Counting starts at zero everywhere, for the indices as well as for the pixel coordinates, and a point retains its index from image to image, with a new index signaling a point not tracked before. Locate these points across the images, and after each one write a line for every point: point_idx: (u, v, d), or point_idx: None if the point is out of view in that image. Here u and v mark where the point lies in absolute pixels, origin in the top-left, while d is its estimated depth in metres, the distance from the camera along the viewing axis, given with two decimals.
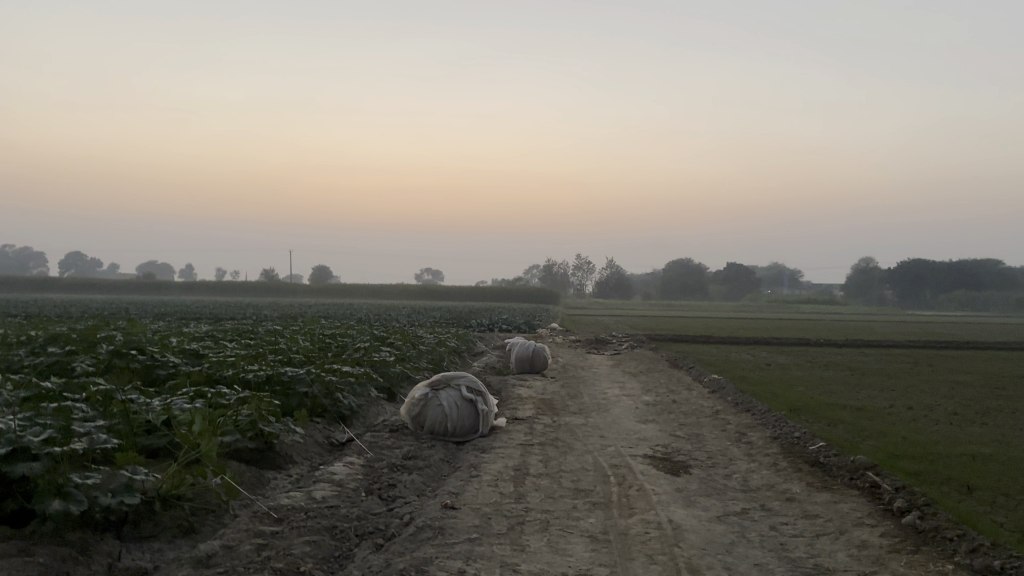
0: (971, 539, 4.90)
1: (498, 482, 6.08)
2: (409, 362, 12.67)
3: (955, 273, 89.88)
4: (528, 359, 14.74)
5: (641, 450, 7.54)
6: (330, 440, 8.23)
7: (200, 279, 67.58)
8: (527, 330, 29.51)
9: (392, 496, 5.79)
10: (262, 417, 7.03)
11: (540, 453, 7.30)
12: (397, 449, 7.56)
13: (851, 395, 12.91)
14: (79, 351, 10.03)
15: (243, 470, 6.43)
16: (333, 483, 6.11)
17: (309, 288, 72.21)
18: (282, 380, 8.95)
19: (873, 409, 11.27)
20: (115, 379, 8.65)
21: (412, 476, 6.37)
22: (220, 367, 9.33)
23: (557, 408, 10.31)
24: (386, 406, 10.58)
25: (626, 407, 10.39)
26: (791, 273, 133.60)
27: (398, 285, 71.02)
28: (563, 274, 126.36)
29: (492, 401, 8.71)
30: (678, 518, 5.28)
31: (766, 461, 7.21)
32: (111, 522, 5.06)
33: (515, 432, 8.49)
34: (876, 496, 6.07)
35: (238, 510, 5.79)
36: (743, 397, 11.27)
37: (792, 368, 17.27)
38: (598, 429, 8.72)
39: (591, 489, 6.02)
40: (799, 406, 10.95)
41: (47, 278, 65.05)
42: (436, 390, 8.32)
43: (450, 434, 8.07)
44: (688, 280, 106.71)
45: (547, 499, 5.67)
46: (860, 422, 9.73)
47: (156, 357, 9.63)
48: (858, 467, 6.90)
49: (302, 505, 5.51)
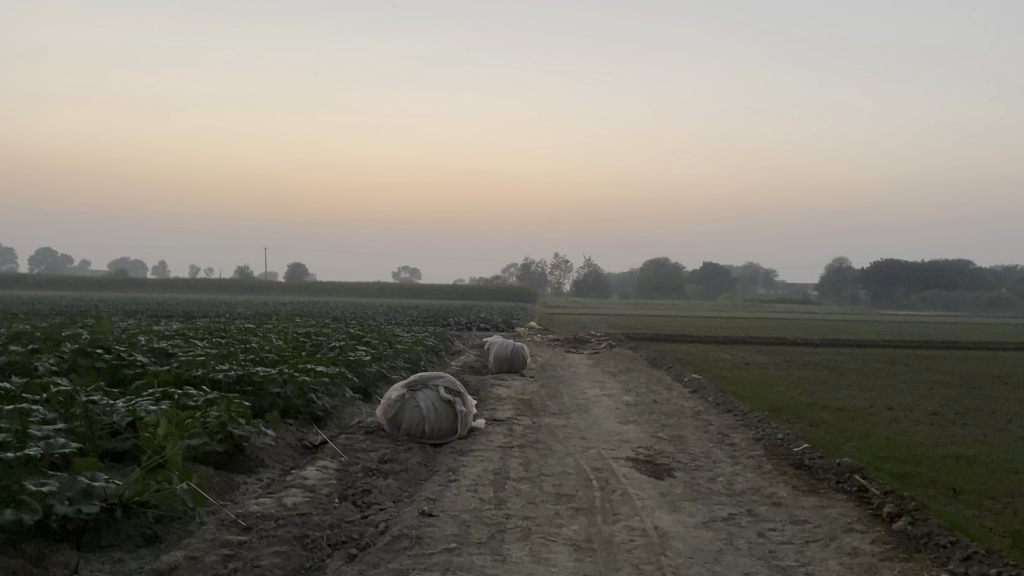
0: (963, 546, 4.79)
1: (477, 488, 5.86)
2: (386, 362, 12.39)
3: (928, 273, 90.95)
4: (506, 359, 14.53)
5: (623, 453, 7.36)
6: (302, 443, 7.98)
7: (172, 277, 67.01)
8: (505, 329, 29.31)
9: (366, 503, 5.55)
10: (232, 420, 6.77)
11: (520, 456, 7.10)
12: (372, 452, 7.32)
13: (831, 395, 12.85)
14: (42, 350, 9.65)
15: (212, 475, 6.19)
16: (305, 489, 5.87)
17: (286, 286, 71.43)
18: (254, 380, 8.67)
19: (854, 409, 11.20)
20: (79, 379, 8.31)
21: (387, 481, 6.14)
22: (190, 366, 9.03)
23: (536, 408, 10.12)
24: (362, 407, 10.31)
25: (606, 408, 10.23)
26: (766, 273, 134.72)
27: (374, 283, 70.60)
28: (540, 274, 126.33)
29: (471, 401, 8.49)
30: (663, 524, 5.11)
31: (750, 464, 7.06)
32: (69, 531, 4.78)
33: (494, 433, 8.28)
34: (864, 500, 5.93)
35: (204, 517, 5.53)
36: (724, 398, 11.15)
37: (772, 368, 17.23)
38: (579, 430, 8.54)
39: (574, 493, 5.84)
40: (781, 406, 10.84)
41: (19, 274, 63.95)
42: (413, 390, 8.09)
43: (426, 436, 7.85)
44: (665, 280, 107.01)
45: (528, 505, 5.46)
46: (843, 423, 9.63)
47: (123, 356, 9.30)
48: (844, 469, 6.78)
49: (272, 513, 5.25)
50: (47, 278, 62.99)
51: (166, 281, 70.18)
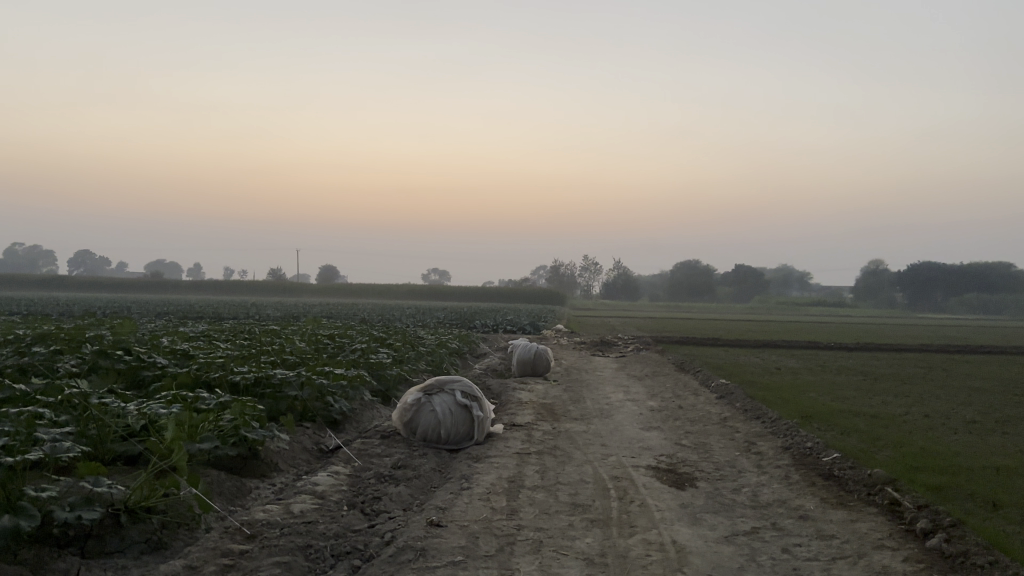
0: (1003, 567, 4.50)
1: (490, 496, 5.68)
2: (407, 365, 12.26)
3: (967, 276, 88.89)
4: (530, 362, 14.33)
5: (644, 461, 7.13)
6: (318, 446, 7.87)
7: (205, 278, 68.17)
8: (531, 332, 29.13)
9: (374, 511, 5.40)
10: (246, 423, 6.67)
11: (536, 463, 6.90)
12: (387, 457, 7.18)
13: (864, 401, 12.46)
14: (64, 352, 9.65)
15: (222, 480, 6.09)
16: (315, 495, 5.73)
17: (317, 288, 71.88)
18: (272, 383, 8.58)
19: (888, 416, 10.85)
20: (98, 380, 8.27)
21: (399, 488, 5.98)
22: (208, 368, 8.96)
23: (558, 413, 9.91)
24: (381, 410, 10.18)
25: (630, 413, 9.98)
26: (799, 276, 132.76)
27: (403, 286, 70.98)
28: (570, 276, 125.91)
29: (489, 406, 8.31)
30: (682, 538, 4.88)
31: (777, 474, 6.78)
32: (72, 537, 4.69)
33: (512, 439, 8.10)
34: (896, 515, 5.64)
35: (212, 523, 5.41)
36: (752, 404, 10.83)
37: (804, 373, 16.79)
38: (600, 436, 8.32)
39: (589, 503, 5.63)
40: (811, 413, 10.51)
41: (55, 276, 65.21)
42: (429, 395, 7.93)
43: (443, 441, 7.70)
44: (696, 282, 105.89)
45: (541, 515, 5.27)
46: (876, 431, 9.30)
47: (142, 357, 9.27)
48: (876, 481, 6.47)
49: (277, 520, 5.12)
50: (85, 279, 64.27)
51: (201, 282, 71.32)
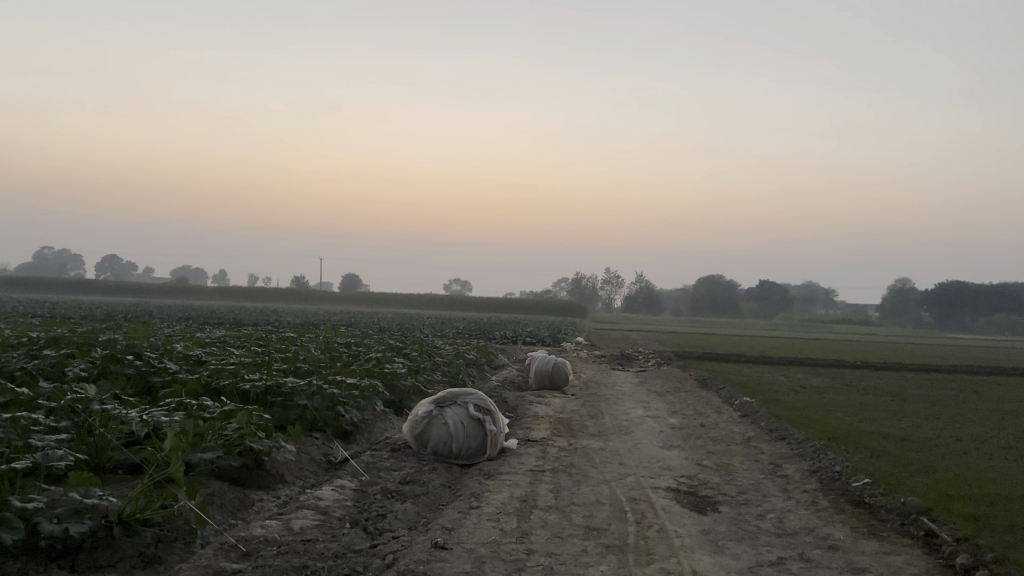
0: None
1: (500, 517, 5.39)
2: (422, 375, 12.00)
3: (996, 296, 87.42)
4: (548, 375, 14.03)
5: (664, 482, 6.79)
6: (327, 458, 7.62)
7: (225, 288, 68.64)
8: (551, 344, 28.74)
9: (378, 530, 5.14)
10: (251, 433, 6.44)
11: (551, 482, 6.61)
12: (397, 471, 6.91)
13: (893, 423, 12.01)
14: (76, 355, 9.50)
15: (224, 492, 5.87)
16: (317, 511, 5.47)
17: (337, 298, 71.99)
18: (283, 391, 8.38)
19: (919, 439, 10.44)
20: (105, 386, 8.09)
21: (406, 505, 5.72)
22: (218, 375, 8.76)
23: (574, 429, 9.59)
24: (393, 422, 9.93)
25: (649, 431, 9.65)
26: (823, 292, 131.49)
27: (424, 296, 71.06)
28: (591, 289, 125.56)
29: (503, 420, 8.01)
30: (703, 568, 4.56)
31: (804, 500, 6.42)
32: (61, 551, 4.46)
33: (527, 455, 7.82)
34: (933, 548, 5.27)
35: (209, 538, 5.17)
36: (777, 424, 10.46)
37: (829, 392, 16.32)
38: (618, 455, 8.00)
39: (605, 527, 5.33)
40: (839, 434, 10.10)
41: (78, 280, 65.92)
42: (441, 407, 7.68)
43: (454, 456, 7.43)
44: (719, 297, 104.93)
45: (553, 539, 4.98)
46: (908, 455, 8.89)
47: (153, 363, 9.09)
48: (911, 510, 6.10)
49: (275, 537, 4.87)
50: (112, 283, 65.32)
51: (223, 289, 71.71)
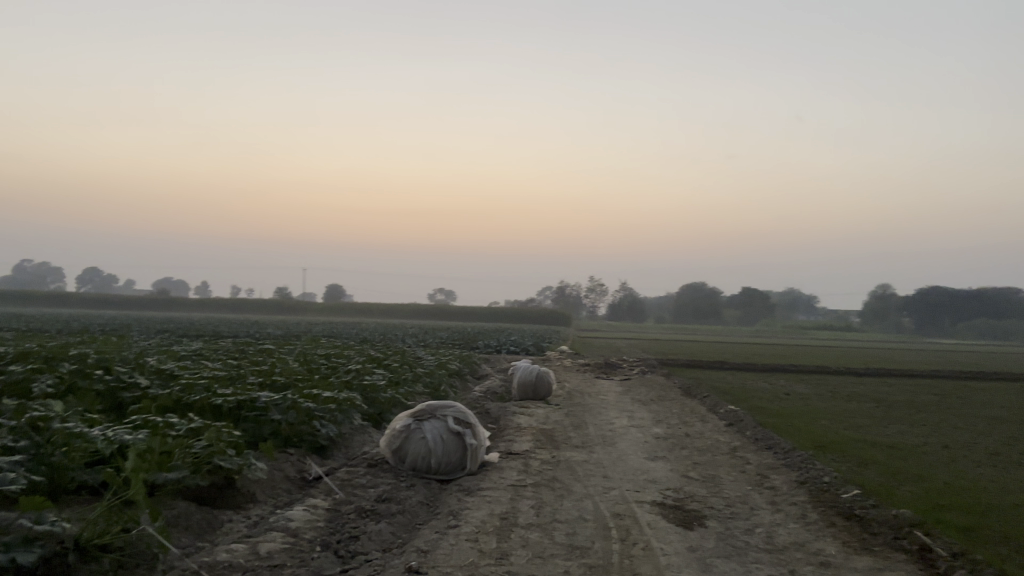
0: None
1: (479, 537, 5.17)
2: (402, 387, 11.76)
3: (976, 301, 88.23)
4: (531, 385, 13.81)
5: (649, 496, 6.59)
6: (302, 475, 7.37)
7: (205, 301, 68.00)
8: (534, 353, 28.51)
9: (350, 553, 4.90)
10: (221, 450, 6.19)
11: (532, 498, 6.39)
12: (373, 488, 6.67)
13: (880, 430, 11.88)
14: (43, 370, 9.17)
15: (192, 512, 5.61)
16: (288, 532, 5.23)
17: (319, 309, 71.41)
18: (256, 406, 8.10)
19: (906, 447, 10.32)
20: (71, 402, 7.79)
21: (381, 525, 5.48)
22: (190, 390, 8.48)
23: (557, 440, 9.37)
24: (372, 436, 9.68)
25: (634, 441, 9.45)
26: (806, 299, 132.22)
27: (407, 306, 70.68)
28: (575, 297, 125.75)
29: (484, 433, 7.78)
30: None
31: (793, 513, 6.25)
32: None
33: (508, 469, 7.60)
34: (928, 563, 5.11)
35: (174, 563, 4.92)
36: (763, 433, 10.29)
37: (814, 399, 16.21)
38: (602, 467, 7.79)
39: (588, 545, 5.12)
40: (826, 442, 9.95)
41: (56, 293, 65.11)
42: (420, 420, 7.43)
43: (433, 471, 7.19)
44: (703, 304, 105.13)
45: (535, 560, 4.76)
46: (896, 463, 8.76)
47: (123, 378, 8.79)
48: (902, 523, 5.94)
49: (241, 562, 4.60)
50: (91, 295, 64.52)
51: (205, 300, 70.94)
